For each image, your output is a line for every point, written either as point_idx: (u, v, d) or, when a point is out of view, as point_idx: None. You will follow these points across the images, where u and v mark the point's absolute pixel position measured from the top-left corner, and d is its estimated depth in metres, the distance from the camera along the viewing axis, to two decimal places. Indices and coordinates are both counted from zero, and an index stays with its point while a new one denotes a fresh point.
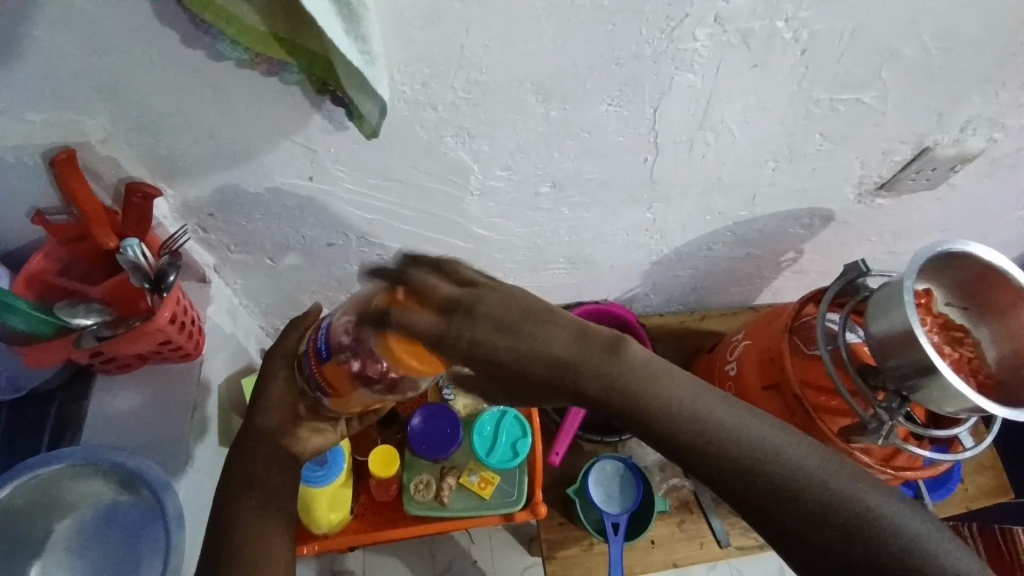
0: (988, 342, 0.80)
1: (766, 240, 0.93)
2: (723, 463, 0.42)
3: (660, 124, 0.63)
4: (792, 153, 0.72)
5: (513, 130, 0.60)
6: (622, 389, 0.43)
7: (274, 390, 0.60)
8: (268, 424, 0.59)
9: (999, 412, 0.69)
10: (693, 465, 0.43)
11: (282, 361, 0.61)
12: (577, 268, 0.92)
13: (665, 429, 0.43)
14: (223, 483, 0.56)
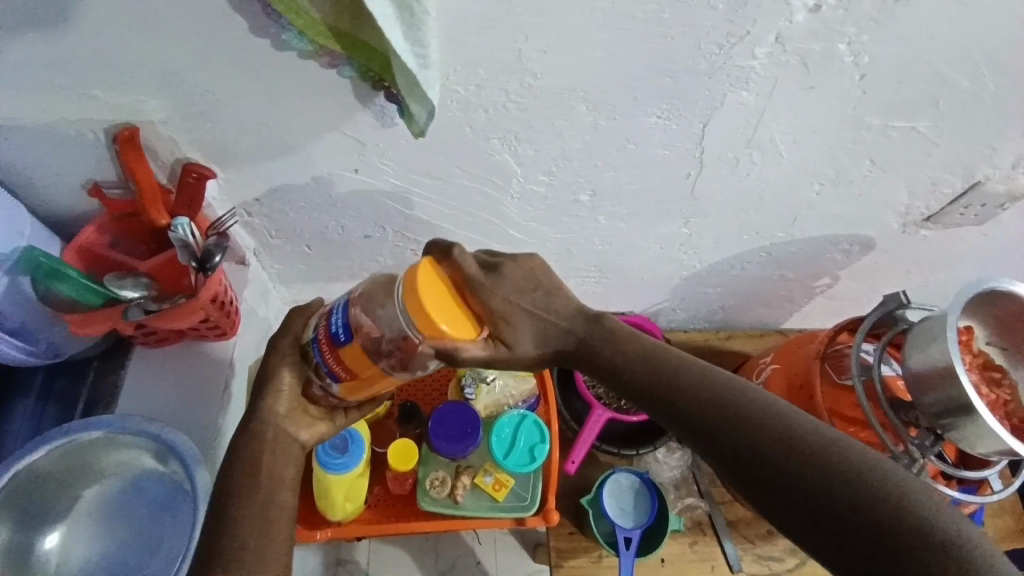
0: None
1: (800, 264, 0.91)
2: (768, 450, 0.48)
3: (707, 140, 0.62)
4: (839, 178, 0.71)
5: (560, 137, 0.60)
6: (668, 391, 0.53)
7: (282, 377, 0.58)
8: (277, 410, 0.57)
9: None
10: (773, 486, 0.47)
11: (288, 346, 0.58)
12: (607, 278, 0.92)
13: (716, 431, 0.50)
14: (239, 462, 0.55)
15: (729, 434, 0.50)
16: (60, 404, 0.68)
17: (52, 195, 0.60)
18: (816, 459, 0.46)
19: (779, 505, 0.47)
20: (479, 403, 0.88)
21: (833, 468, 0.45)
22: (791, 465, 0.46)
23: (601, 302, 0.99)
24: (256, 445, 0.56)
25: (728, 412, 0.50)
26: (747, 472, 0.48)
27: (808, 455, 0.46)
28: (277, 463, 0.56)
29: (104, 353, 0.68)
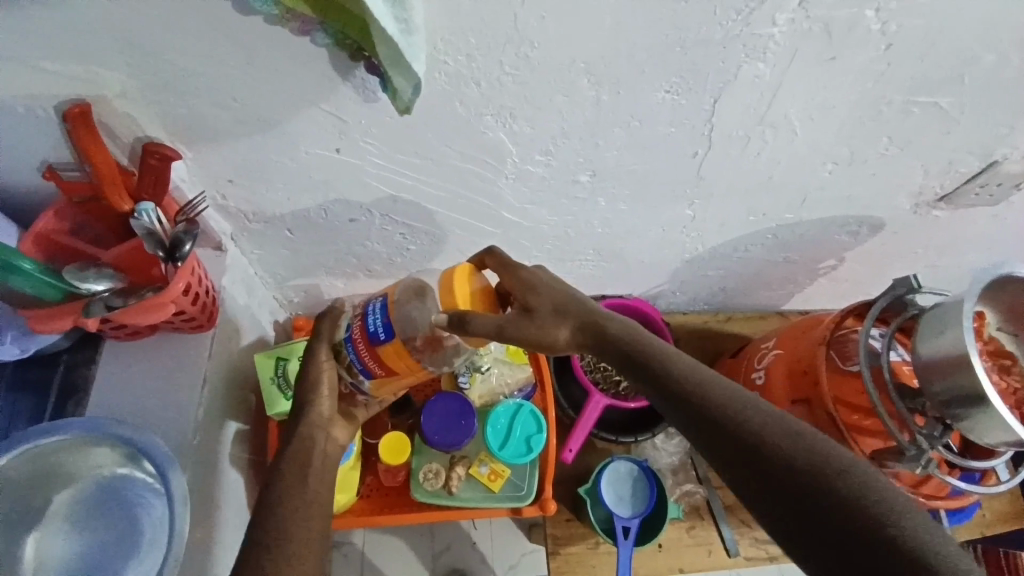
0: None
1: (806, 246, 0.88)
2: (784, 477, 0.43)
3: (717, 116, 0.58)
4: (852, 157, 0.67)
5: (560, 113, 0.55)
6: (677, 383, 0.51)
7: (324, 381, 0.61)
8: (322, 414, 0.60)
9: None
10: (775, 491, 0.43)
11: (326, 351, 0.62)
12: (605, 262, 0.88)
13: (719, 424, 0.47)
14: (289, 460, 0.56)
15: (750, 456, 0.45)
16: (30, 399, 0.64)
17: (4, 177, 0.54)
18: (851, 505, 0.41)
19: (781, 507, 0.43)
20: (475, 391, 0.85)
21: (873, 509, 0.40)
22: (824, 497, 0.42)
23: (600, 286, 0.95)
24: (305, 448, 0.57)
25: (765, 435, 0.46)
26: (749, 475, 0.45)
27: (835, 492, 0.41)
28: (325, 457, 0.58)
29: (75, 345, 0.64)
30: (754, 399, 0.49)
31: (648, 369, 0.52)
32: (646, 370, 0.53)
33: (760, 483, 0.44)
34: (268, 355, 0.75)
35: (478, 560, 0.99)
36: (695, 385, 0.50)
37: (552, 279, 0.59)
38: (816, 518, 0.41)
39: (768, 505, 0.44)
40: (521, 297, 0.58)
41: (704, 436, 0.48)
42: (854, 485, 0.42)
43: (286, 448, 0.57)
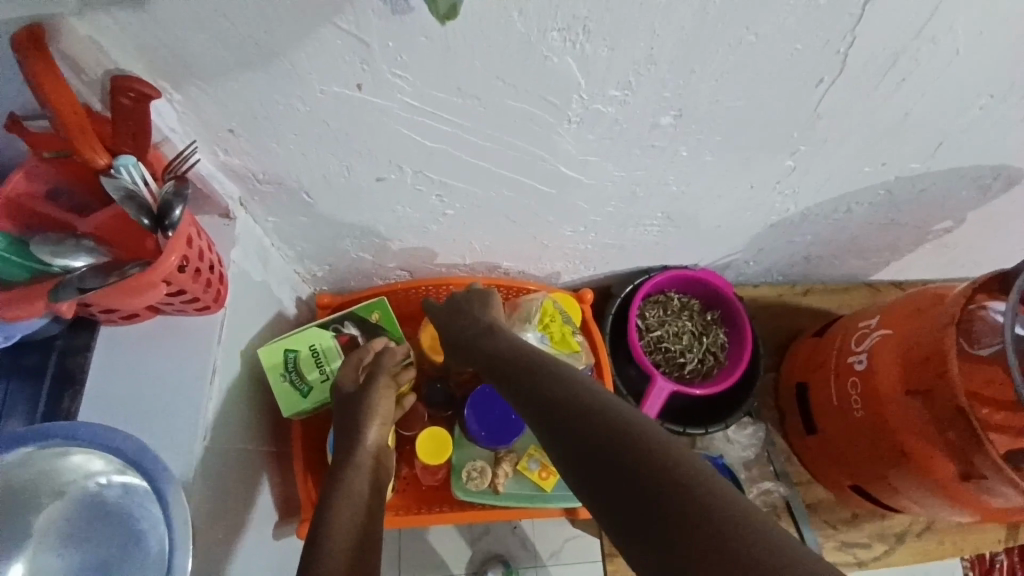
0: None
1: (924, 204, 0.73)
2: (616, 472, 0.38)
3: (860, 26, 0.43)
4: (1022, 86, 0.51)
5: (650, 31, 0.42)
6: (542, 379, 0.47)
7: (379, 408, 0.59)
8: (373, 442, 0.57)
9: None
10: (606, 487, 0.38)
11: (384, 380, 0.62)
12: (674, 228, 0.75)
13: (566, 416, 0.42)
14: (332, 496, 0.49)
15: (588, 448, 0.40)
16: None
17: None
18: (677, 497, 0.35)
19: (613, 504, 0.37)
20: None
21: (694, 488, 0.35)
22: (666, 503, 0.35)
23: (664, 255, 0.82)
24: (349, 475, 0.52)
25: (606, 421, 0.40)
26: (585, 468, 0.40)
27: (661, 484, 0.36)
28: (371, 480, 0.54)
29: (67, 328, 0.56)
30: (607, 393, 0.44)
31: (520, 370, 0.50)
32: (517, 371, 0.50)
33: (603, 489, 0.38)
34: (275, 346, 0.66)
35: (519, 544, 0.89)
36: (558, 387, 0.45)
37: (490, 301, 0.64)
38: (645, 512, 0.36)
39: (602, 501, 0.38)
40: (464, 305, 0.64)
41: (553, 429, 0.43)
42: (686, 475, 0.36)
43: (332, 488, 0.50)
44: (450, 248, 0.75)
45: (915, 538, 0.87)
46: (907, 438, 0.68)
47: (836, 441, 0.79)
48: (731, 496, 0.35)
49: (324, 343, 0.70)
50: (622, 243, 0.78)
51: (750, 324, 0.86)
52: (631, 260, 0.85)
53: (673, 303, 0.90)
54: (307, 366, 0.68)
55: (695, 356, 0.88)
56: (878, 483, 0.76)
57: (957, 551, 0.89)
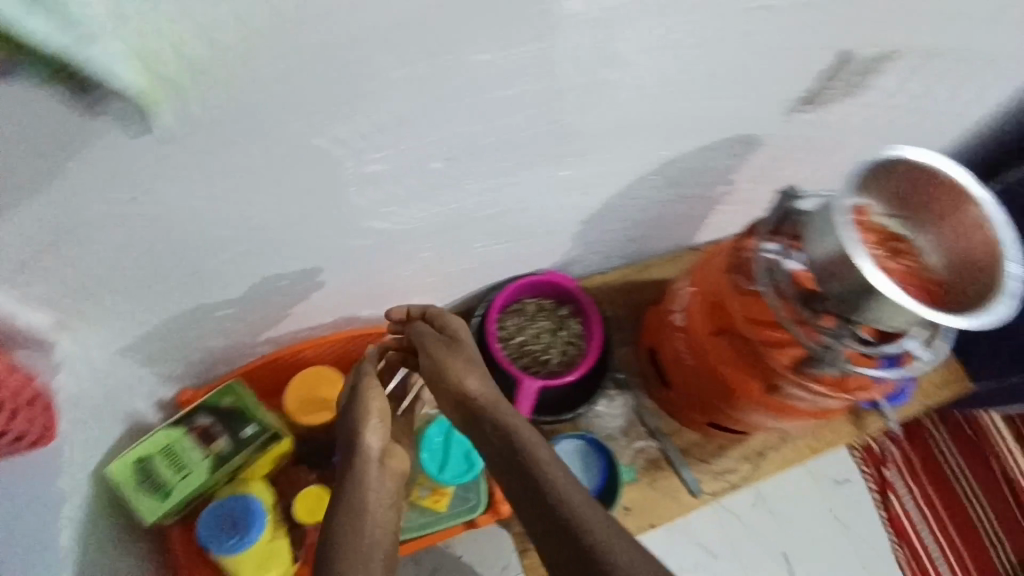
0: (942, 254, 0.70)
1: (697, 174, 0.87)
2: (540, 507, 0.52)
3: (552, 63, 0.53)
4: (708, 78, 0.64)
5: (378, 103, 0.49)
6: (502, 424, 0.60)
7: (371, 427, 0.66)
8: (371, 454, 0.66)
9: (951, 323, 0.60)
10: (535, 513, 0.52)
11: (375, 396, 0.68)
12: (502, 243, 0.83)
13: (513, 460, 0.57)
14: (344, 509, 0.60)
15: (524, 487, 0.54)
16: None
17: None
18: (574, 525, 0.50)
19: (536, 530, 0.51)
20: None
21: (578, 522, 0.50)
22: (567, 531, 0.49)
23: (505, 267, 0.91)
24: (359, 492, 0.62)
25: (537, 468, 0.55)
26: (522, 500, 0.54)
27: (566, 520, 0.50)
28: (379, 490, 0.64)
29: None
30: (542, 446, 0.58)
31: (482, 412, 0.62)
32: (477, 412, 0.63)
33: (531, 518, 0.52)
34: (125, 460, 0.69)
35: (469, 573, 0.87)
36: (510, 436, 0.59)
37: (449, 323, 0.72)
38: (552, 536, 0.50)
39: (534, 527, 0.52)
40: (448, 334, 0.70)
41: (504, 470, 0.57)
42: (581, 514, 0.50)
43: (340, 503, 0.61)
44: (300, 311, 0.78)
45: (773, 451, 1.02)
46: (724, 371, 0.82)
47: (686, 389, 0.92)
48: (612, 533, 0.49)
49: (178, 441, 0.73)
50: (462, 267, 0.86)
51: (596, 310, 0.97)
52: (480, 279, 0.92)
53: (528, 308, 0.98)
54: (163, 467, 0.71)
55: (557, 350, 0.97)
56: (723, 413, 0.89)
57: (813, 451, 1.04)
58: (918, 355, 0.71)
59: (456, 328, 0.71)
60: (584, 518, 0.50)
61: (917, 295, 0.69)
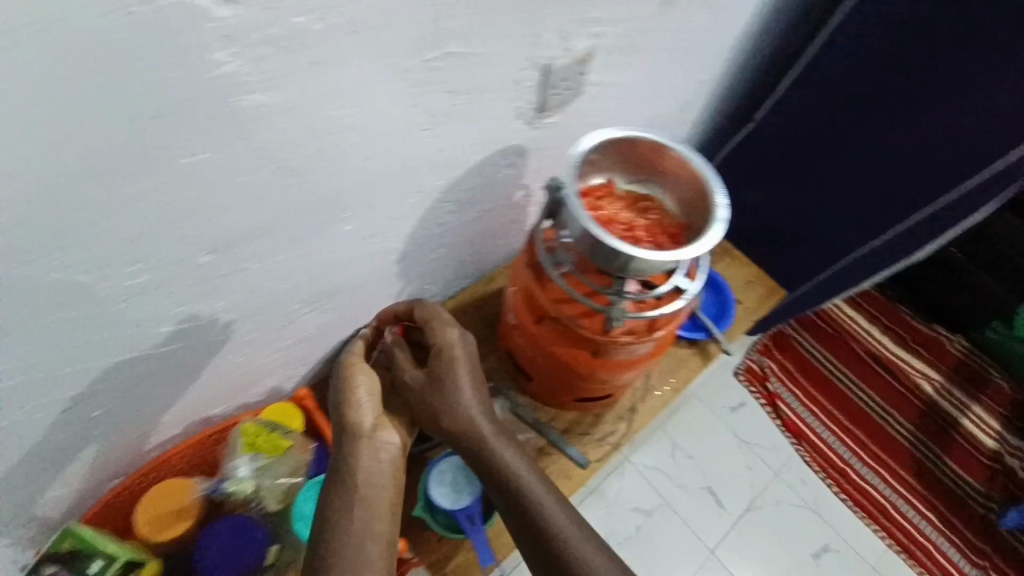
0: (676, 202, 0.86)
1: (486, 190, 0.97)
2: (526, 521, 0.78)
3: (267, 146, 0.60)
4: (435, 117, 0.74)
5: (106, 227, 0.55)
6: (493, 451, 0.82)
7: (366, 425, 0.80)
8: (363, 446, 0.78)
9: (681, 257, 0.74)
10: (524, 524, 0.78)
11: (366, 397, 0.82)
12: (324, 304, 0.89)
13: (506, 484, 0.80)
14: (347, 494, 0.74)
15: (515, 506, 0.79)
16: None
17: None
18: (554, 537, 0.77)
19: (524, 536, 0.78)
20: (233, 496, 0.86)
21: (557, 534, 0.77)
22: (548, 542, 0.76)
23: (346, 323, 0.97)
24: (355, 479, 0.75)
25: (524, 493, 0.79)
26: (513, 515, 0.79)
27: (547, 534, 0.77)
28: (373, 468, 0.77)
29: None
30: (528, 470, 0.82)
31: (472, 439, 0.83)
32: (468, 440, 0.83)
33: (520, 527, 0.78)
34: None
35: None
36: (501, 464, 0.81)
37: (441, 339, 0.86)
38: (540, 543, 0.77)
39: (522, 533, 0.79)
40: (436, 358, 0.85)
41: (498, 490, 0.81)
42: (560, 526, 0.77)
43: (341, 492, 0.74)
44: (141, 431, 0.80)
45: (642, 402, 1.13)
46: (558, 350, 0.92)
47: (543, 376, 1.01)
48: (584, 541, 0.77)
49: None
50: (300, 338, 0.90)
51: None
52: (324, 342, 0.97)
53: None
54: None
55: None
56: (579, 385, 0.99)
57: (675, 391, 1.17)
58: (684, 289, 0.86)
59: (447, 344, 0.85)
60: (563, 531, 0.77)
61: (668, 240, 0.82)
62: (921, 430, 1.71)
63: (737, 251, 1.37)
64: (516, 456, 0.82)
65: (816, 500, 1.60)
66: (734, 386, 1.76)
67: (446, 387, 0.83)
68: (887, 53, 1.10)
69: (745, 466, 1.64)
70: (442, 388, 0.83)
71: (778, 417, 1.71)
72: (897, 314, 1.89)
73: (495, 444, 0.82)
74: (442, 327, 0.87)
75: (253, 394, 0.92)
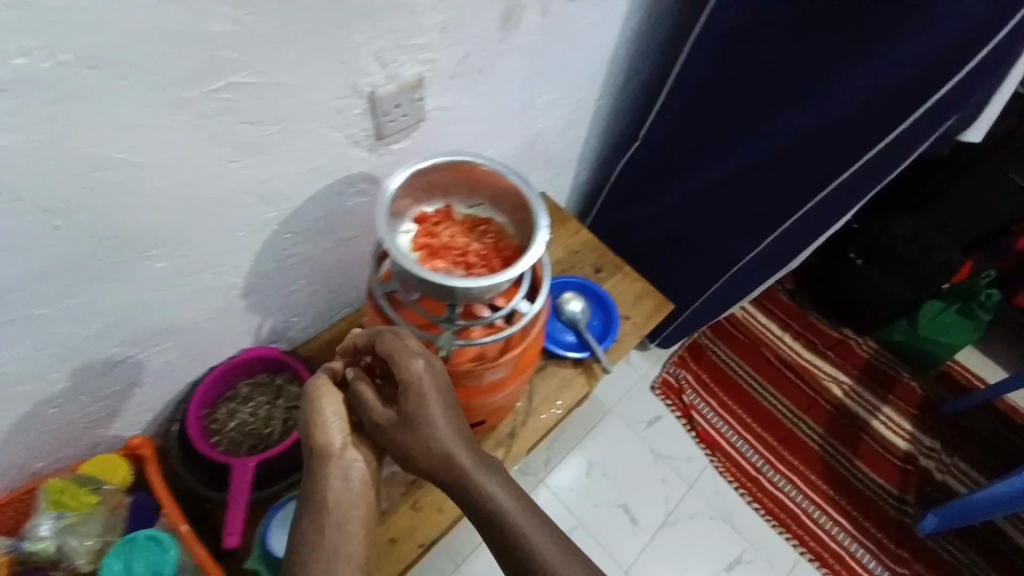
0: (511, 223, 0.86)
1: (338, 220, 0.95)
2: (505, 556, 0.73)
3: (21, 190, 0.58)
4: (242, 149, 0.72)
5: None
6: (471, 484, 0.73)
7: (325, 465, 0.74)
8: (323, 484, 0.73)
9: (496, 282, 0.73)
10: (505, 557, 0.73)
11: (322, 429, 0.75)
12: (155, 345, 0.85)
13: (486, 517, 0.73)
14: (311, 533, 0.71)
15: (496, 542, 0.73)
16: None
17: None
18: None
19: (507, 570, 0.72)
20: (36, 555, 0.83)
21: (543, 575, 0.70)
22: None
23: (194, 361, 0.93)
24: (320, 522, 0.71)
25: (508, 527, 0.72)
26: (497, 549, 0.73)
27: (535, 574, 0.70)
28: (343, 489, 0.73)
29: None
30: (511, 502, 0.74)
31: (450, 469, 0.74)
32: (447, 471, 0.74)
33: (503, 559, 0.73)
34: None
35: None
36: (481, 497, 0.73)
37: (409, 361, 0.74)
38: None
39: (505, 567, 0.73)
40: (404, 386, 0.74)
41: (479, 525, 0.74)
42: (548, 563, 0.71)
43: (303, 537, 0.70)
44: None
45: (522, 426, 1.10)
46: None
47: None
48: None
49: None
50: (135, 380, 0.87)
51: (309, 369, 1.00)
52: (168, 384, 0.93)
53: (241, 392, 0.98)
54: None
55: (277, 421, 0.97)
56: None
57: (559, 414, 1.14)
58: (524, 310, 0.86)
59: (416, 370, 0.75)
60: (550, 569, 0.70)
61: (500, 259, 0.81)
62: (831, 434, 1.74)
63: (628, 267, 1.36)
64: (499, 486, 0.74)
65: (730, 510, 1.60)
66: (651, 400, 1.76)
67: (419, 416, 0.73)
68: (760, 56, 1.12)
69: (660, 480, 1.63)
70: (414, 419, 0.73)
71: (692, 429, 1.71)
72: (807, 320, 1.94)
73: (474, 472, 0.74)
74: (407, 350, 0.76)
75: (91, 440, 0.90)
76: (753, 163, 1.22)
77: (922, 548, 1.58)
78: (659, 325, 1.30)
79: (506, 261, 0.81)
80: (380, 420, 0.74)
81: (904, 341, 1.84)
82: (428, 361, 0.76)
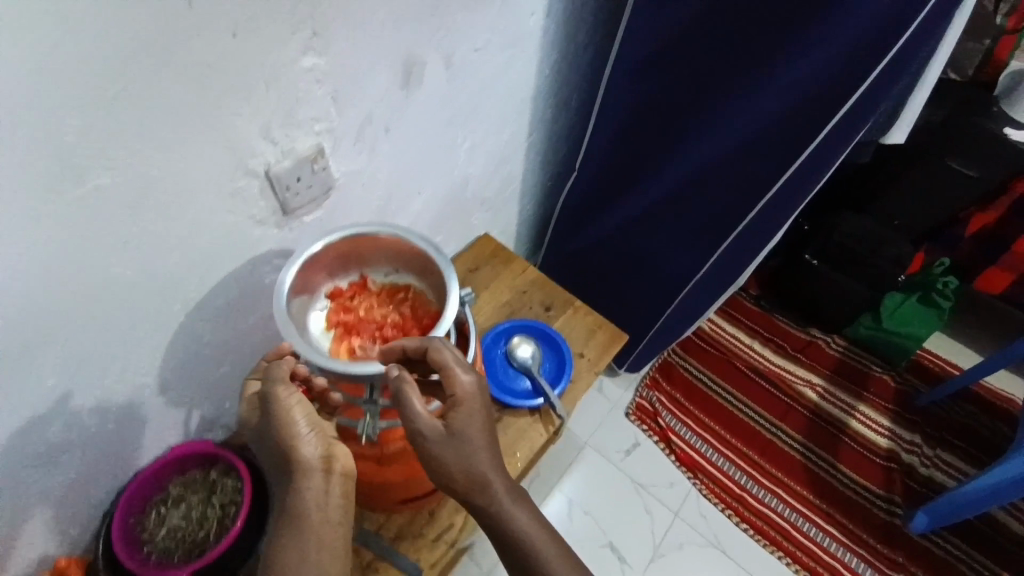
0: (427, 287, 0.82)
1: (257, 297, 0.90)
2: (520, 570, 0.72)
3: None
4: (125, 248, 0.68)
5: None
6: (496, 501, 0.70)
7: (309, 473, 0.69)
8: (306, 493, 0.69)
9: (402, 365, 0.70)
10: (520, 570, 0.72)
11: (304, 435, 0.71)
12: (64, 460, 0.79)
13: (507, 533, 0.71)
14: (295, 542, 0.67)
15: (511, 557, 0.73)
16: None
17: None
18: None
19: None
20: None
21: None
22: None
23: (115, 467, 0.87)
24: (305, 530, 0.67)
25: (526, 543, 0.72)
26: (511, 561, 0.73)
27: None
28: (327, 500, 0.69)
29: None
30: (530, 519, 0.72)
31: (481, 486, 0.69)
32: (477, 486, 0.69)
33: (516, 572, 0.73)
34: None
35: None
36: (503, 515, 0.71)
37: (463, 376, 0.69)
38: None
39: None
40: (455, 400, 0.69)
41: (497, 539, 0.72)
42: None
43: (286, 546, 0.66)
44: None
45: None
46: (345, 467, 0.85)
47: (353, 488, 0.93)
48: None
49: None
50: (47, 499, 0.81)
51: (244, 459, 0.94)
52: (92, 496, 0.86)
53: (172, 493, 0.92)
54: None
55: (212, 522, 0.91)
56: (389, 493, 0.92)
57: (520, 468, 1.09)
58: None
59: (470, 385, 0.69)
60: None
61: (415, 331, 0.78)
62: (811, 440, 1.71)
63: (579, 300, 1.33)
64: (522, 505, 0.72)
65: (717, 534, 1.55)
66: (627, 427, 1.71)
67: (463, 431, 0.68)
68: (676, 79, 1.11)
69: (643, 512, 1.57)
70: (459, 434, 0.68)
71: (671, 452, 1.66)
72: (775, 325, 1.92)
73: (500, 491, 0.70)
74: (461, 364, 0.70)
75: (15, 569, 0.83)
76: (685, 184, 1.21)
77: (915, 549, 1.54)
78: (615, 357, 1.26)
79: (422, 331, 0.78)
80: (426, 432, 0.67)
81: (871, 336, 1.83)
82: (479, 376, 0.71)
